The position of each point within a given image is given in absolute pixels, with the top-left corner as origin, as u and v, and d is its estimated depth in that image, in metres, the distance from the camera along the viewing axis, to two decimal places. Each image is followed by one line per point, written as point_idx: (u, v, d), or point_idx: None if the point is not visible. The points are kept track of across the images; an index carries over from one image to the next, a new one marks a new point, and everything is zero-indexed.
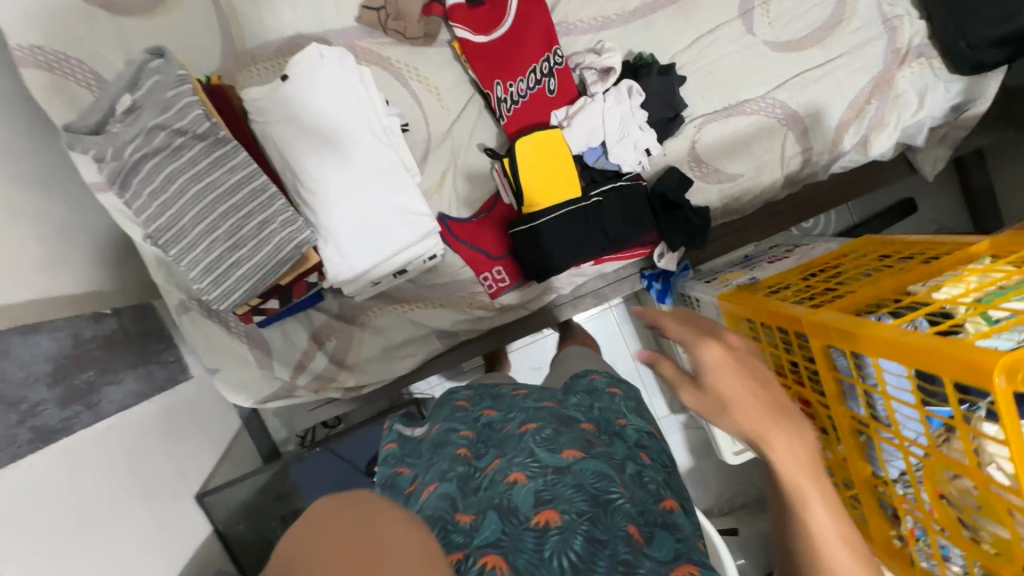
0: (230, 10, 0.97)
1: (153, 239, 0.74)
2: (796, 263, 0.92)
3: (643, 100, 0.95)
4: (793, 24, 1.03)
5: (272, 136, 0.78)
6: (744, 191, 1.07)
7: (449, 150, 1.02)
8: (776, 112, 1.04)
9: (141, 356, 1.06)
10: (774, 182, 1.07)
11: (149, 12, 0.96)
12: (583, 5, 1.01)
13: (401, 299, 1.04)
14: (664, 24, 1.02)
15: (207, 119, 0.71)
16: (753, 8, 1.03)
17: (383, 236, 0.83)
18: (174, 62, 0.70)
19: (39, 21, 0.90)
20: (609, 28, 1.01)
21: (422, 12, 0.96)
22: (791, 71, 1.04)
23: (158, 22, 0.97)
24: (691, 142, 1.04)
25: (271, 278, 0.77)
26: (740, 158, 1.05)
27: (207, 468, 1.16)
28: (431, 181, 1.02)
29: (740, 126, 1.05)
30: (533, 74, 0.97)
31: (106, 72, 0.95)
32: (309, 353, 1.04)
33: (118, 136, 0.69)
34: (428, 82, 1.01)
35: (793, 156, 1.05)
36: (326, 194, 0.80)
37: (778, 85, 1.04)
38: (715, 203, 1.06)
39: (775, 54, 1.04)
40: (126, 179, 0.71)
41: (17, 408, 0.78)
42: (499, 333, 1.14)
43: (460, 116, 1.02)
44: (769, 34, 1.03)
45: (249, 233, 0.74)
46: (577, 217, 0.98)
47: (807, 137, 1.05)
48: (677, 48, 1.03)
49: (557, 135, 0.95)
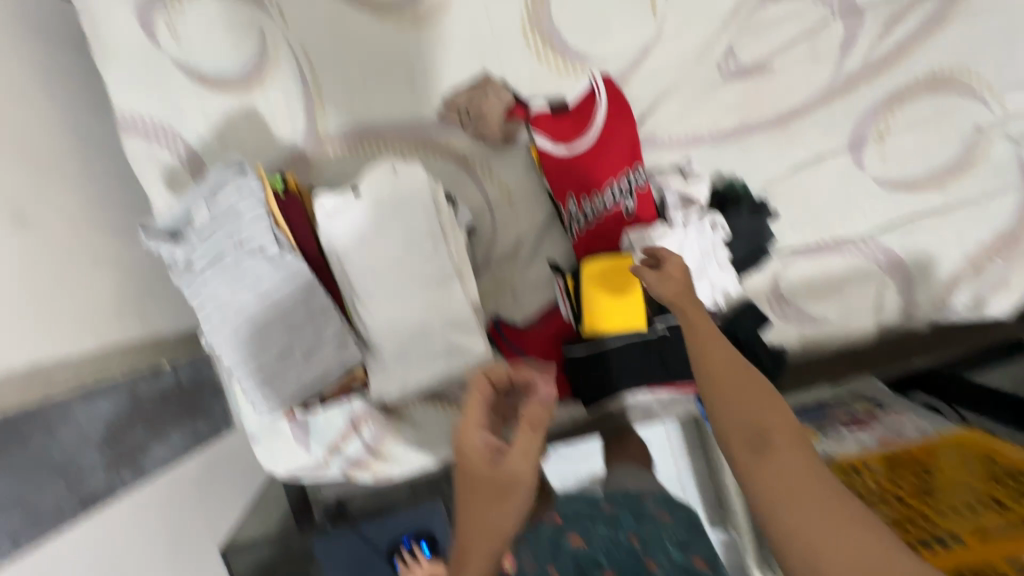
0: (317, 93, 0.98)
1: (210, 343, 0.75)
2: (880, 442, 0.83)
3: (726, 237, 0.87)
4: (911, 161, 0.92)
5: (336, 247, 0.76)
6: (828, 334, 0.96)
7: (513, 254, 0.99)
8: (877, 255, 0.94)
9: (189, 410, 1.08)
10: (865, 330, 0.96)
11: (241, 89, 0.98)
12: (674, 119, 0.94)
13: (443, 397, 1.01)
14: (761, 147, 0.94)
15: (274, 236, 0.72)
16: (866, 140, 0.93)
17: (432, 358, 0.78)
18: (252, 178, 0.72)
19: (143, 93, 0.95)
20: (699, 145, 0.95)
21: (504, 116, 0.94)
22: (902, 212, 0.93)
23: (248, 98, 0.98)
24: (774, 277, 0.95)
25: (316, 392, 0.76)
26: (828, 301, 0.95)
27: (236, 521, 1.17)
28: (489, 283, 1.00)
29: (833, 265, 0.95)
30: (611, 192, 0.92)
31: (196, 144, 0.98)
32: (346, 437, 1.03)
33: (191, 246, 0.71)
34: (501, 182, 0.98)
35: (890, 304, 0.95)
36: (380, 310, 0.76)
37: (883, 226, 0.94)
38: (792, 344, 0.97)
39: (885, 191, 0.93)
40: (193, 285, 0.73)
41: (67, 476, 0.80)
42: None
43: (528, 220, 0.98)
44: (880, 170, 0.93)
45: (301, 348, 0.74)
46: (638, 348, 0.92)
47: (910, 287, 0.94)
48: (772, 175, 0.95)
49: (629, 262, 0.88)
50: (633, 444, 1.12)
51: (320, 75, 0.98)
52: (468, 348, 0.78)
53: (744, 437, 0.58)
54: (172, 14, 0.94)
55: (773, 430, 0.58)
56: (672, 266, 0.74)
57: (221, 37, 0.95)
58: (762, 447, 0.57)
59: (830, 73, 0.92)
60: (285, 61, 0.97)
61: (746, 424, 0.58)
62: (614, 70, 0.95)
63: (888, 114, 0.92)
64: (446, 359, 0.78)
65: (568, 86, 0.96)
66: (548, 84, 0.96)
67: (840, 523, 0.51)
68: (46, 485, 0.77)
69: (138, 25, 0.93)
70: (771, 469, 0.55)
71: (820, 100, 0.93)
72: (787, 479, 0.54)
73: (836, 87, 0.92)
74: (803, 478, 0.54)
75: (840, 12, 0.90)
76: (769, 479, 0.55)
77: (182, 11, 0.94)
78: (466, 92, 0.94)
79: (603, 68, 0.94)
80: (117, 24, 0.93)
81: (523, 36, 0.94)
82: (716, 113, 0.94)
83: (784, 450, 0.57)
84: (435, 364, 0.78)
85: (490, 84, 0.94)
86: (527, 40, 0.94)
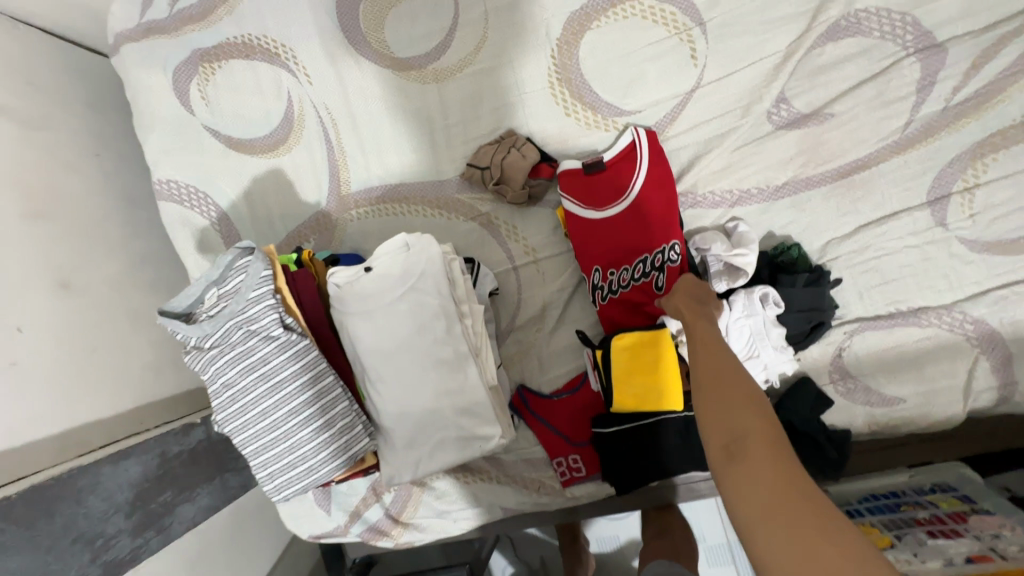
0: (341, 151, 0.97)
1: (220, 424, 0.72)
2: (981, 567, 0.68)
3: (779, 312, 0.76)
4: (1010, 219, 0.78)
5: (347, 325, 0.73)
6: (904, 417, 0.83)
7: (540, 319, 0.92)
8: (964, 329, 0.80)
9: (220, 465, 1.09)
10: (952, 415, 0.82)
11: (268, 149, 0.98)
12: (717, 174, 0.85)
13: (464, 466, 0.96)
14: (819, 204, 0.83)
15: (282, 318, 0.69)
16: (950, 194, 0.79)
17: (447, 445, 0.73)
18: (261, 258, 0.69)
19: (177, 158, 0.97)
20: (746, 203, 0.85)
21: (530, 175, 0.88)
22: (997, 278, 0.79)
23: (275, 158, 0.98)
24: (837, 351, 0.83)
25: (325, 478, 0.72)
26: (904, 381, 0.82)
27: (264, 572, 1.17)
28: (513, 349, 0.93)
29: (909, 339, 0.82)
30: (642, 265, 0.84)
31: (226, 207, 0.99)
32: (366, 502, 0.99)
33: (201, 328, 0.69)
34: (526, 242, 0.92)
35: (982, 387, 0.80)
36: (391, 392, 0.72)
37: (974, 295, 0.80)
38: (860, 426, 0.84)
39: (974, 254, 0.79)
40: (203, 368, 0.70)
41: (92, 545, 0.82)
42: (566, 510, 1.01)
43: (555, 282, 0.92)
44: (968, 229, 0.79)
45: (308, 436, 0.71)
46: (678, 428, 0.83)
47: (1008, 367, 0.79)
48: (833, 235, 0.83)
49: (663, 337, 0.78)
50: (672, 522, 1.02)
51: (344, 134, 0.96)
52: (481, 436, 0.72)
53: (721, 439, 0.53)
54: (205, 81, 0.96)
55: (750, 433, 0.52)
56: (687, 289, 0.73)
57: (252, 100, 0.96)
58: (737, 460, 0.51)
59: (904, 119, 0.80)
60: (310, 122, 0.96)
61: (722, 433, 0.53)
62: (649, 122, 0.87)
63: (979, 163, 0.78)
64: (458, 446, 0.73)
65: (599, 140, 0.89)
66: (577, 139, 0.90)
67: (794, 535, 0.44)
68: (71, 557, 0.79)
69: (174, 94, 0.96)
70: (738, 480, 0.49)
71: (891, 151, 0.81)
72: (751, 485, 0.48)
73: (912, 135, 0.80)
74: (770, 483, 0.48)
75: (915, 50, 0.78)
76: (741, 490, 0.49)
77: (213, 79, 0.95)
78: (489, 150, 0.90)
79: (637, 120, 0.87)
80: (155, 94, 0.96)
81: (550, 89, 0.88)
82: (766, 167, 0.84)
83: (756, 451, 0.50)
84: (447, 451, 0.73)
85: (515, 141, 0.89)
86: (554, 94, 0.88)
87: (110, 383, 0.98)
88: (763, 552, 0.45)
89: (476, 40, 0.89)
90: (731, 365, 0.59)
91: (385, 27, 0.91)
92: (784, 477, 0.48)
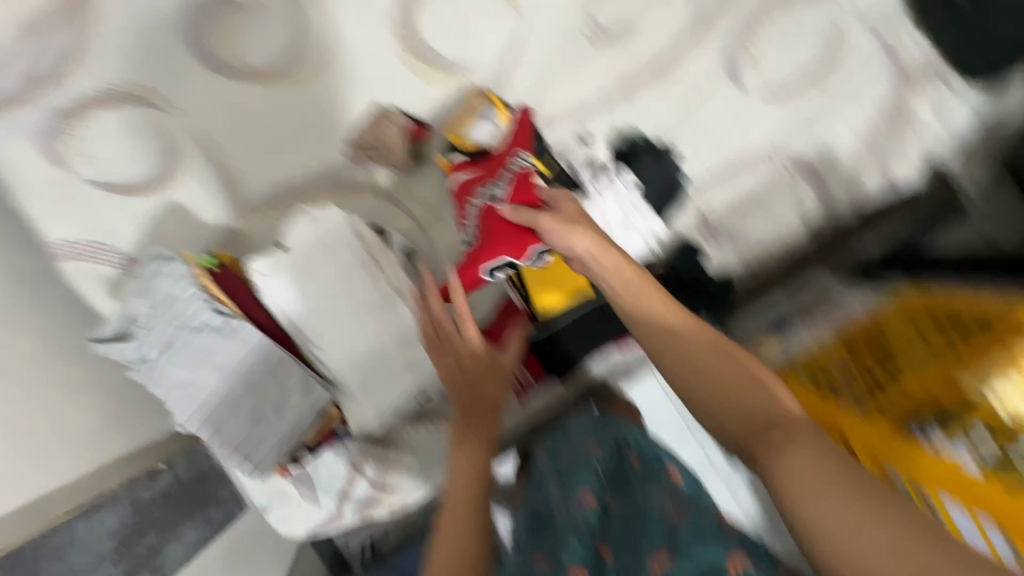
0: (229, 167, 1.02)
1: (185, 425, 0.77)
2: (836, 331, 0.87)
3: (639, 186, 0.95)
4: (787, 71, 0.98)
5: (278, 303, 0.80)
6: (764, 248, 1.01)
7: (456, 263, 1.02)
8: (784, 164, 0.99)
9: (198, 502, 1.10)
10: (797, 234, 1.00)
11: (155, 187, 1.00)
12: (563, 97, 1.00)
13: (430, 414, 1.04)
14: (649, 99, 1.00)
15: (215, 308, 0.74)
16: (741, 64, 0.99)
17: (401, 375, 0.82)
18: (181, 260, 0.75)
19: (66, 216, 0.98)
20: (593, 113, 1.00)
21: (406, 139, 0.98)
22: (794, 119, 0.99)
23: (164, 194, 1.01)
24: (698, 211, 0.99)
25: (298, 442, 0.79)
26: (755, 219, 1.00)
27: None
28: (441, 298, 1.00)
29: (748, 185, 0.99)
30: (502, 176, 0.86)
31: (132, 250, 1.01)
32: (351, 480, 1.05)
33: (141, 338, 0.74)
34: (424, 201, 1.02)
35: (811, 205, 0.99)
36: (338, 346, 0.81)
37: (782, 135, 0.99)
38: (736, 267, 1.01)
39: (772, 105, 0.99)
40: (153, 376, 0.75)
41: None
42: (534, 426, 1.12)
43: (458, 227, 1.01)
44: (762, 87, 0.99)
45: (271, 405, 0.77)
46: (594, 311, 0.96)
47: (823, 183, 0.99)
48: (667, 120, 1.00)
49: None
50: None
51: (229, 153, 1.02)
52: (427, 360, 0.82)
53: (746, 428, 0.60)
54: (69, 138, 0.96)
55: (777, 428, 0.58)
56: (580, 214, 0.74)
57: (125, 146, 0.99)
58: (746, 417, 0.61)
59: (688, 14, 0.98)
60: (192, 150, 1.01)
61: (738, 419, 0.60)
62: (496, 69, 1.00)
63: (753, 35, 0.98)
64: (410, 375, 0.82)
65: (457, 95, 1.01)
66: (438, 99, 1.01)
67: (880, 535, 0.49)
68: None
69: (40, 156, 0.96)
70: (792, 469, 0.54)
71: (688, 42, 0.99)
72: (800, 472, 0.54)
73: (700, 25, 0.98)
74: (819, 475, 0.53)
75: None
76: (787, 474, 0.55)
77: (78, 135, 0.97)
78: (366, 128, 0.99)
79: (484, 70, 1.00)
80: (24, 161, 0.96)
81: (403, 63, 0.99)
82: (599, 80, 0.99)
83: (796, 449, 0.56)
84: (402, 381, 0.81)
85: (386, 114, 0.99)
86: (408, 66, 1.00)
87: (58, 453, 0.97)
88: (810, 509, 0.52)
89: (324, 38, 0.99)
90: (719, 347, 0.64)
91: (237, 46, 0.99)
92: (836, 467, 0.54)
